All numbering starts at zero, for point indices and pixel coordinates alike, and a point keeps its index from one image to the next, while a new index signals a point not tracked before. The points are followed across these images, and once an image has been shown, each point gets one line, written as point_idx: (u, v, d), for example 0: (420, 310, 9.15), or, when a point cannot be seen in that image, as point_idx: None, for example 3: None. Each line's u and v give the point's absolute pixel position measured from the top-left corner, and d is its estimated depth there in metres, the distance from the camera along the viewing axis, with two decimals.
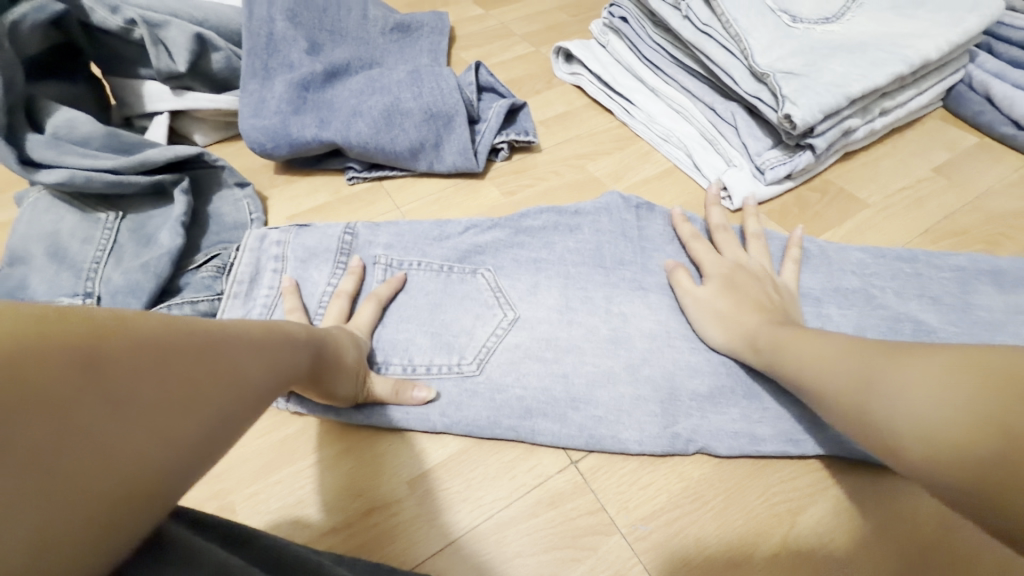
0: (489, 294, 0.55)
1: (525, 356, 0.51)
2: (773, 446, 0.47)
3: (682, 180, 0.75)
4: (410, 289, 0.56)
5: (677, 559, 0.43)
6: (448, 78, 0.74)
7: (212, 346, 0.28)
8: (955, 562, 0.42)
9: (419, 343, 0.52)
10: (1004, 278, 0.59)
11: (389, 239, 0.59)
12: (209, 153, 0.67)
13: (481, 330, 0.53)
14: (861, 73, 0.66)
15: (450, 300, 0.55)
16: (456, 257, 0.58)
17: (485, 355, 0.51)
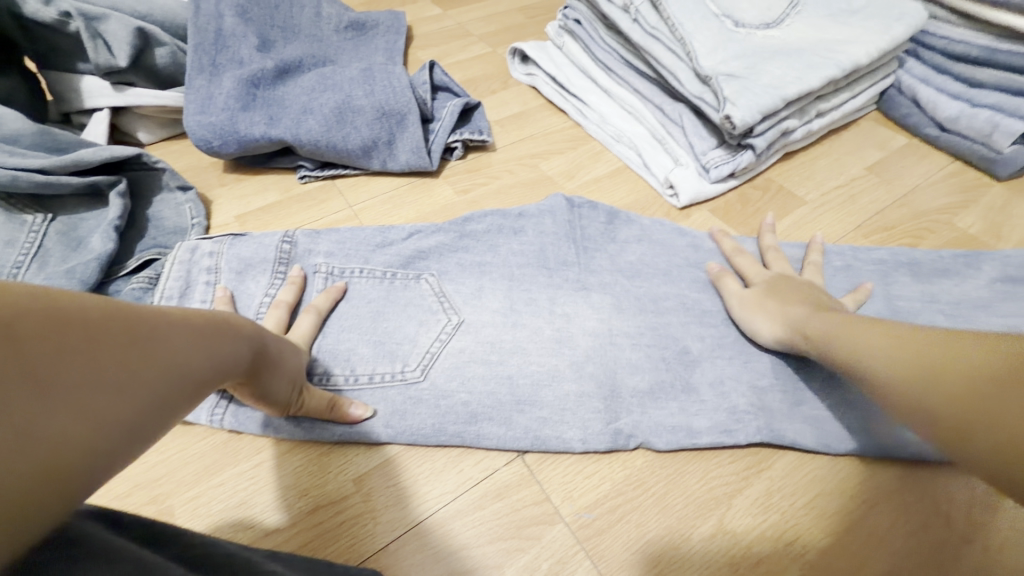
0: (433, 299, 0.55)
1: (470, 359, 0.51)
2: (710, 438, 0.48)
3: (632, 178, 0.77)
4: (352, 296, 0.55)
5: (619, 545, 0.44)
6: (399, 77, 0.75)
7: (147, 331, 0.28)
8: (875, 534, 0.45)
9: (361, 352, 0.51)
10: (920, 269, 0.64)
11: (330, 247, 0.59)
12: (148, 154, 0.66)
13: (425, 336, 0.52)
14: (797, 76, 0.69)
15: (394, 307, 0.54)
16: (399, 263, 0.58)
17: (429, 361, 0.51)
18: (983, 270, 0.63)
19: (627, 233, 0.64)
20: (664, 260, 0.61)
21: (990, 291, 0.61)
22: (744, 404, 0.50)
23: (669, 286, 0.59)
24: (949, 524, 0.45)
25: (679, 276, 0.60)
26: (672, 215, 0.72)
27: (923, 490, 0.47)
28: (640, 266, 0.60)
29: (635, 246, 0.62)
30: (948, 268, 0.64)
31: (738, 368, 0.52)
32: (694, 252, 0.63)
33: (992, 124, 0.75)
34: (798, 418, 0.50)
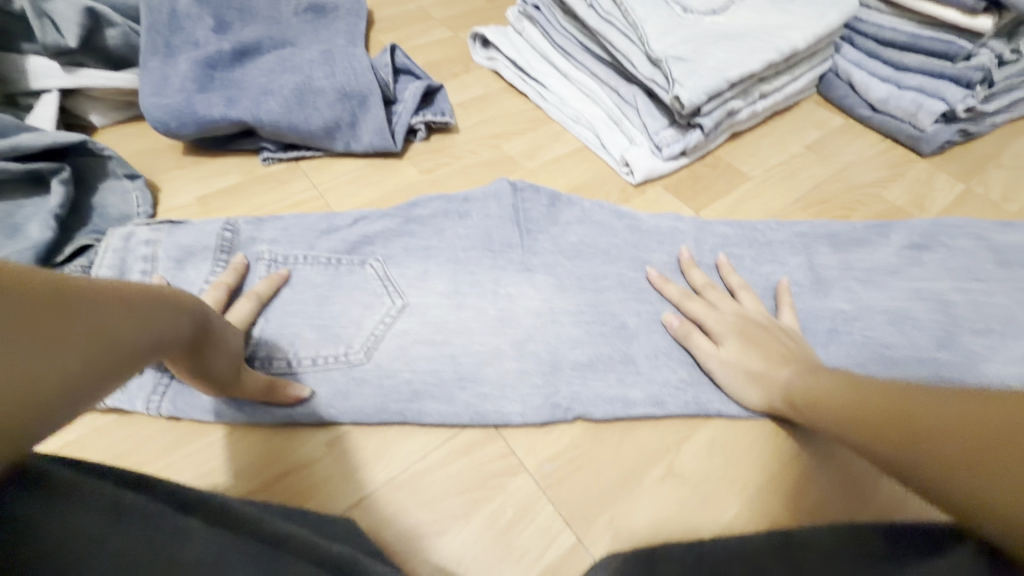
0: (378, 283, 0.57)
1: (416, 338, 0.53)
2: (642, 408, 0.52)
3: (590, 158, 0.80)
4: (296, 281, 0.56)
5: (576, 491, 0.47)
6: (360, 58, 0.75)
7: (87, 300, 0.28)
8: (807, 468, 0.50)
9: (305, 336, 0.53)
10: (838, 239, 0.67)
11: (274, 234, 0.59)
12: (94, 142, 0.65)
13: (370, 318, 0.54)
14: (740, 59, 0.74)
15: (340, 293, 0.56)
16: (345, 249, 0.59)
17: (373, 343, 0.53)
18: (893, 238, 0.67)
19: (568, 215, 0.65)
20: (605, 240, 0.63)
21: (900, 257, 0.66)
22: (676, 379, 0.53)
23: (610, 266, 0.61)
24: None
25: (619, 256, 0.62)
26: (627, 191, 0.75)
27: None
28: (581, 247, 0.62)
29: (577, 227, 0.64)
30: (862, 239, 0.67)
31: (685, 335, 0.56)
32: (632, 233, 0.64)
33: (917, 104, 0.82)
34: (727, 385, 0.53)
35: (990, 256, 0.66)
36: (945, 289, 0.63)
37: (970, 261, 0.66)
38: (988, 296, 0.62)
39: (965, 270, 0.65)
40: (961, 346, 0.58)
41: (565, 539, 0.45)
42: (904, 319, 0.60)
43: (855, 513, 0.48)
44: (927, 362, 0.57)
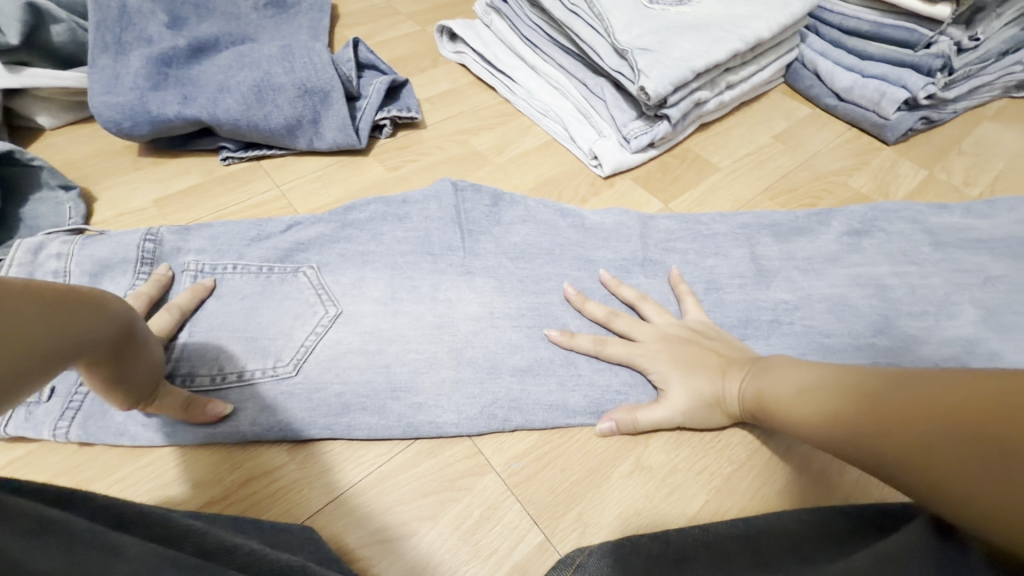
0: (311, 292, 0.54)
1: (348, 348, 0.51)
2: (582, 419, 0.50)
3: (559, 152, 0.80)
4: (224, 292, 0.53)
5: (544, 487, 0.47)
6: (320, 53, 0.73)
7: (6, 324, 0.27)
8: (775, 455, 0.50)
9: (230, 351, 0.49)
10: (780, 229, 0.67)
11: (202, 243, 0.56)
12: (22, 151, 0.61)
13: (300, 329, 0.51)
14: (705, 50, 0.73)
15: (269, 302, 0.53)
16: (276, 257, 0.56)
17: (302, 356, 0.50)
18: (833, 225, 0.68)
19: (511, 214, 0.63)
20: (548, 239, 0.61)
21: (839, 244, 0.66)
22: (618, 384, 0.52)
23: (552, 266, 0.59)
24: None
25: (563, 256, 0.60)
26: (597, 184, 0.75)
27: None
28: (526, 247, 0.60)
29: (521, 226, 0.62)
30: (803, 227, 0.68)
31: None
32: (578, 232, 0.63)
33: (880, 92, 0.82)
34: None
35: (926, 239, 0.67)
36: (882, 273, 0.63)
37: (906, 242, 0.67)
38: (924, 281, 0.63)
39: (902, 253, 0.65)
40: (898, 332, 0.58)
41: (534, 537, 0.44)
42: (843, 307, 0.60)
43: (825, 500, 0.48)
44: (862, 349, 0.57)
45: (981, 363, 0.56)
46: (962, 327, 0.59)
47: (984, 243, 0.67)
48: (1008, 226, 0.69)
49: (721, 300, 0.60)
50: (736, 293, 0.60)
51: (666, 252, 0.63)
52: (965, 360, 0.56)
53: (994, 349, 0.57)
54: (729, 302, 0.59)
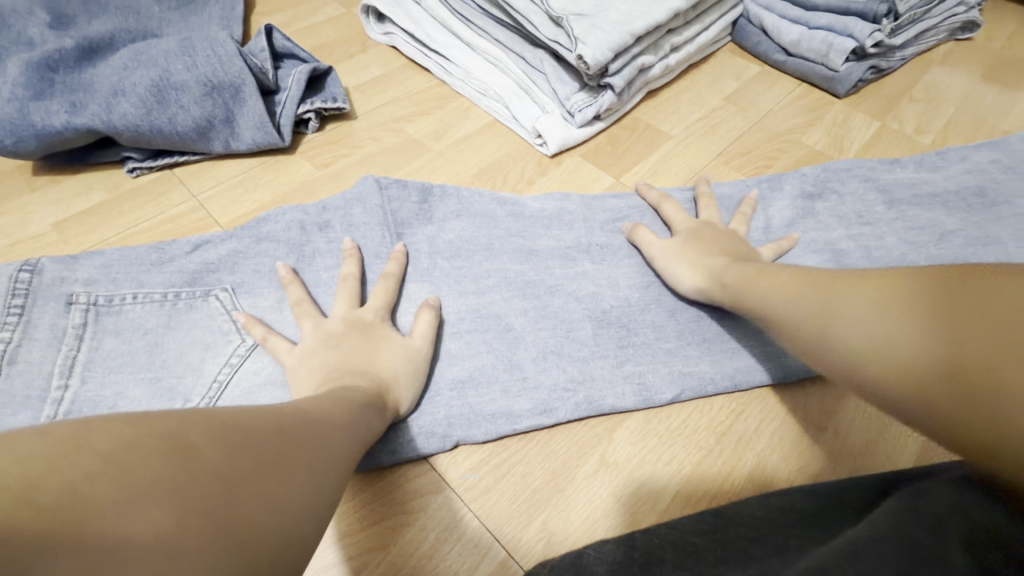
0: (226, 319, 0.51)
1: (264, 381, 0.47)
2: (529, 420, 0.47)
3: (502, 132, 0.75)
4: (123, 327, 0.50)
5: (505, 498, 0.44)
6: (224, 43, 0.66)
7: (290, 445, 0.34)
8: (743, 434, 0.48)
9: (131, 395, 0.46)
10: (730, 200, 0.65)
11: (92, 273, 0.52)
12: None
13: (211, 363, 0.48)
14: (643, 11, 0.70)
15: (175, 335, 0.49)
16: (182, 281, 0.53)
17: (215, 392, 0.47)
18: (783, 192, 0.66)
19: (444, 209, 0.61)
20: (484, 234, 0.59)
21: (792, 212, 0.64)
22: (564, 380, 0.49)
23: (491, 262, 0.58)
24: (804, 414, 0.49)
25: (501, 249, 0.59)
26: (543, 164, 0.71)
27: (791, 403, 0.50)
28: (461, 244, 0.58)
29: (454, 222, 0.60)
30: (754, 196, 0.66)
31: (602, 323, 0.53)
32: (515, 221, 0.61)
33: (828, 44, 0.80)
34: (620, 380, 0.50)
35: (879, 198, 0.66)
36: (837, 238, 0.62)
37: (860, 204, 0.65)
38: (880, 243, 0.61)
39: (855, 214, 0.64)
40: None
41: (496, 555, 0.42)
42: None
43: (796, 479, 0.46)
44: None
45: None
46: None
47: (935, 197, 0.66)
48: (959, 178, 0.69)
49: None
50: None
51: (613, 235, 0.60)
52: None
53: None
54: None
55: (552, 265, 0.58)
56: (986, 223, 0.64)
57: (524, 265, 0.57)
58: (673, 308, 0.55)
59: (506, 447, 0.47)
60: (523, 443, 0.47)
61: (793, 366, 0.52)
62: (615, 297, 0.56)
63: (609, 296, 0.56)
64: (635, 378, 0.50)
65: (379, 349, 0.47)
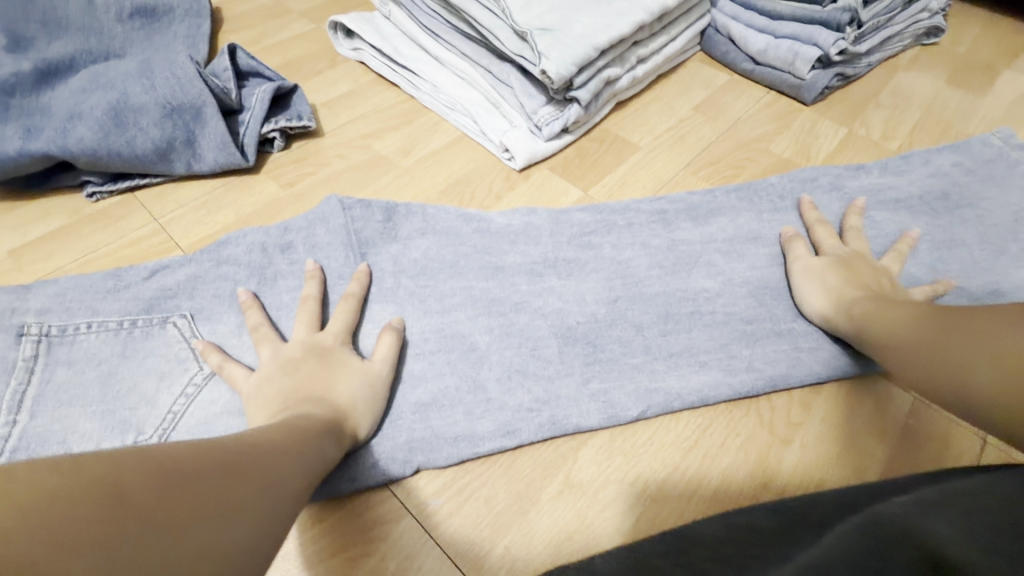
0: (183, 347, 0.50)
1: (221, 410, 0.46)
2: (491, 443, 0.46)
3: (471, 147, 0.74)
4: (76, 359, 0.48)
5: (466, 523, 0.44)
6: (184, 64, 0.65)
7: (242, 480, 0.33)
8: (709, 450, 0.48)
9: (83, 429, 0.45)
10: (698, 211, 0.65)
11: (46, 302, 0.51)
12: None
13: (166, 393, 0.47)
14: (607, 24, 0.70)
15: (129, 365, 0.48)
16: (139, 308, 0.52)
17: (170, 423, 0.46)
18: (750, 202, 0.66)
19: (409, 227, 0.60)
20: (450, 251, 0.59)
21: (759, 221, 0.64)
22: (529, 401, 0.49)
23: (457, 280, 0.57)
24: (769, 427, 0.49)
25: (467, 267, 0.58)
26: (511, 178, 0.70)
27: (757, 416, 0.50)
28: (426, 263, 0.58)
29: (419, 240, 0.60)
30: (722, 206, 0.66)
31: (568, 340, 0.53)
32: (482, 237, 0.60)
33: (793, 53, 0.80)
34: (585, 398, 0.49)
35: (845, 207, 0.66)
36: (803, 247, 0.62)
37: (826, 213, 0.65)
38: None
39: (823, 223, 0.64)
40: None
41: None
42: (764, 290, 0.58)
43: (760, 495, 0.45)
44: (784, 335, 0.55)
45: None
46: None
47: (900, 203, 0.67)
48: (923, 182, 0.69)
49: (639, 295, 0.57)
50: (656, 285, 0.58)
51: (580, 249, 0.60)
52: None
53: None
54: (647, 295, 0.57)
55: (519, 281, 0.57)
56: (950, 227, 0.64)
57: (490, 282, 0.57)
58: (640, 323, 0.55)
59: (469, 471, 0.46)
60: (485, 466, 0.46)
61: (759, 379, 0.51)
62: (582, 312, 0.55)
63: (575, 312, 0.55)
64: (600, 395, 0.50)
65: (338, 374, 0.46)
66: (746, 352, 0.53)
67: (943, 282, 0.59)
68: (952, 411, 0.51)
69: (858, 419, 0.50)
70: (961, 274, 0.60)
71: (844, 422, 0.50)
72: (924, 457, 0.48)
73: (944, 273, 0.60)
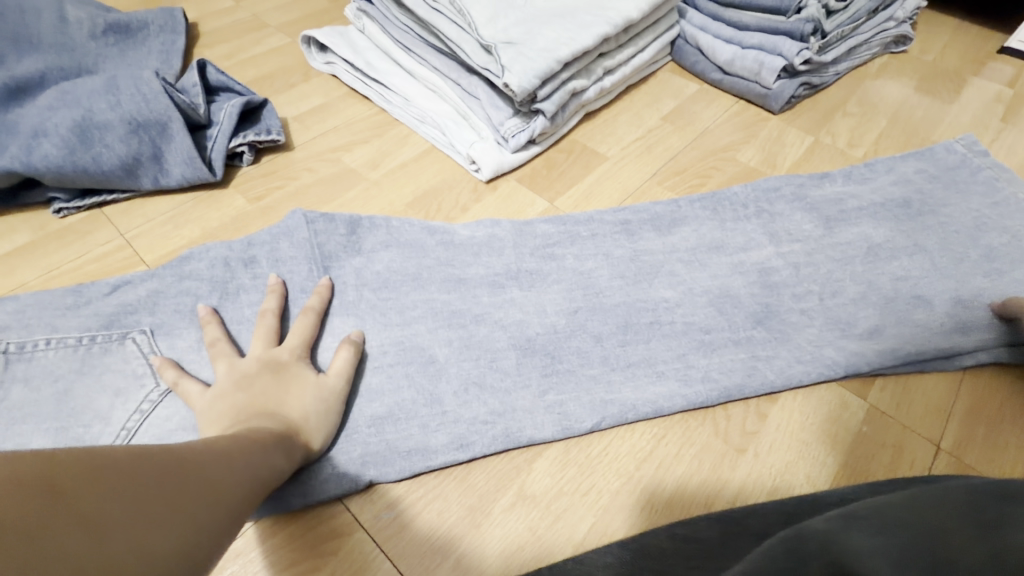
0: (140, 363, 0.50)
1: (176, 427, 0.47)
2: (444, 456, 0.47)
3: (440, 159, 0.75)
4: (33, 376, 0.49)
5: (418, 537, 0.44)
6: (150, 81, 0.66)
7: (189, 485, 0.33)
8: (664, 460, 0.48)
9: (36, 446, 0.45)
10: (662, 221, 0.66)
11: (5, 319, 0.51)
12: None
13: (121, 410, 0.47)
14: (571, 37, 0.71)
15: (86, 382, 0.49)
16: (98, 324, 0.52)
17: (124, 440, 0.46)
18: (714, 211, 0.67)
19: (373, 240, 0.61)
20: (413, 264, 0.59)
21: (721, 231, 0.65)
22: (484, 414, 0.49)
23: (419, 293, 0.57)
24: (726, 436, 0.50)
25: (430, 280, 0.58)
26: (478, 189, 0.71)
27: (713, 425, 0.50)
28: (388, 276, 0.58)
29: (383, 253, 0.60)
30: (686, 215, 0.66)
31: (527, 351, 0.53)
32: (445, 249, 0.61)
33: (759, 63, 0.81)
34: (541, 410, 0.50)
35: (807, 216, 0.67)
36: (765, 256, 0.62)
37: (788, 223, 0.66)
38: (807, 260, 0.62)
39: (785, 232, 0.65)
40: (779, 320, 0.57)
41: None
42: (724, 299, 0.58)
43: (713, 503, 0.46)
44: (743, 344, 0.55)
45: (859, 342, 0.55)
46: (843, 305, 0.58)
47: (861, 210, 0.67)
48: (885, 189, 0.70)
49: (600, 306, 0.57)
50: (617, 296, 0.58)
51: (543, 260, 0.61)
52: (842, 341, 0.55)
53: (873, 324, 0.56)
54: (608, 306, 0.57)
55: (480, 293, 0.58)
56: (913, 233, 0.65)
57: (452, 294, 0.57)
58: (599, 333, 0.55)
59: (424, 484, 0.46)
60: (441, 479, 0.47)
61: (714, 390, 0.51)
62: (543, 324, 0.56)
63: (535, 323, 0.56)
64: (556, 407, 0.50)
65: (293, 388, 0.46)
66: (703, 362, 0.53)
67: (903, 289, 0.59)
68: (905, 417, 0.52)
69: (813, 426, 0.51)
70: (920, 280, 0.60)
71: (798, 430, 0.51)
72: (878, 465, 0.49)
73: (904, 280, 0.60)
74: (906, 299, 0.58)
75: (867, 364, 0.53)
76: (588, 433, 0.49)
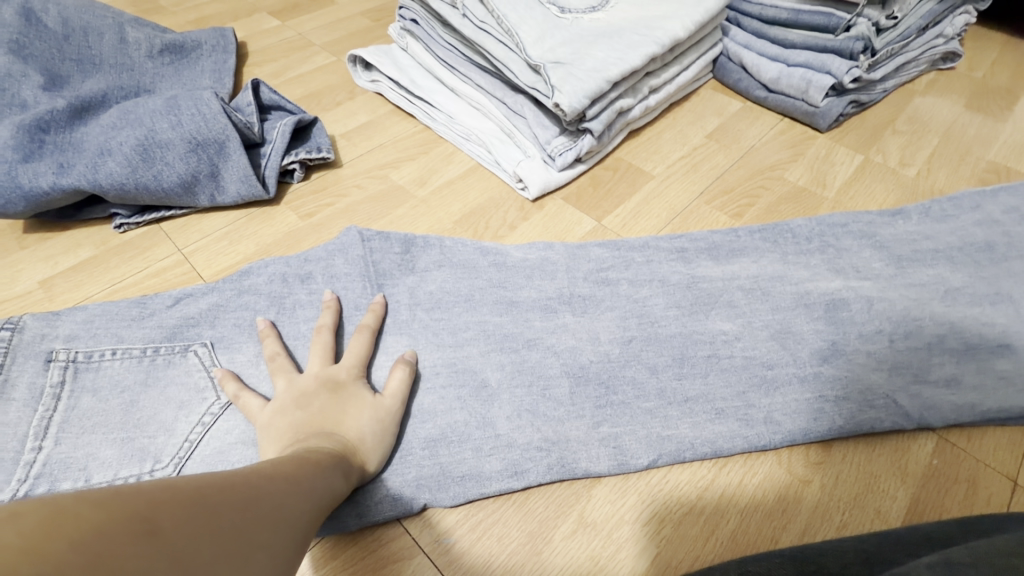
0: (202, 376, 0.51)
1: (235, 441, 0.47)
2: (498, 484, 0.47)
3: (484, 176, 0.76)
4: (101, 386, 0.50)
5: (479, 562, 0.44)
6: (208, 101, 0.67)
7: (260, 513, 0.33)
8: (725, 490, 0.47)
9: (103, 456, 0.46)
10: (719, 251, 0.64)
11: (73, 329, 0.53)
12: None
13: (184, 423, 0.48)
14: (619, 57, 0.71)
15: (151, 393, 0.49)
16: (162, 336, 0.53)
17: (187, 453, 0.47)
18: (766, 232, 0.66)
19: (426, 260, 0.61)
20: (465, 285, 0.59)
21: (774, 254, 0.64)
22: (538, 441, 0.49)
23: (472, 314, 0.57)
24: (786, 466, 0.49)
25: (482, 301, 0.58)
26: (525, 208, 0.71)
27: (775, 456, 0.50)
28: (441, 296, 0.58)
29: (436, 273, 0.60)
30: (737, 236, 0.65)
31: (580, 377, 0.53)
32: (497, 270, 0.61)
33: (806, 81, 0.80)
34: (595, 443, 0.49)
35: (863, 238, 0.65)
36: (821, 280, 0.61)
37: (856, 259, 0.63)
38: (881, 293, 0.59)
39: (841, 256, 0.63)
40: (840, 349, 0.55)
41: None
42: (785, 335, 0.56)
43: (779, 537, 0.45)
44: (809, 380, 0.53)
45: (935, 390, 0.52)
46: (916, 349, 0.54)
47: (919, 233, 0.65)
48: (961, 219, 0.67)
49: (655, 335, 0.56)
50: (672, 325, 0.57)
51: (597, 285, 0.60)
52: (918, 388, 0.52)
53: (936, 354, 0.54)
54: (663, 336, 0.56)
55: (532, 314, 0.58)
56: (994, 277, 0.60)
57: (504, 317, 0.57)
58: (654, 364, 0.54)
59: (481, 510, 0.46)
60: (500, 503, 0.47)
61: (774, 417, 0.51)
62: (596, 350, 0.55)
63: (588, 351, 0.55)
64: (610, 441, 0.49)
65: (350, 407, 0.46)
66: (766, 393, 0.52)
67: (986, 334, 0.55)
68: (975, 449, 0.50)
69: (880, 456, 0.50)
70: (1011, 322, 0.56)
71: (863, 462, 0.49)
72: (952, 500, 0.47)
73: (991, 322, 0.56)
74: (989, 346, 0.55)
75: (941, 416, 0.51)
76: (647, 460, 0.48)
